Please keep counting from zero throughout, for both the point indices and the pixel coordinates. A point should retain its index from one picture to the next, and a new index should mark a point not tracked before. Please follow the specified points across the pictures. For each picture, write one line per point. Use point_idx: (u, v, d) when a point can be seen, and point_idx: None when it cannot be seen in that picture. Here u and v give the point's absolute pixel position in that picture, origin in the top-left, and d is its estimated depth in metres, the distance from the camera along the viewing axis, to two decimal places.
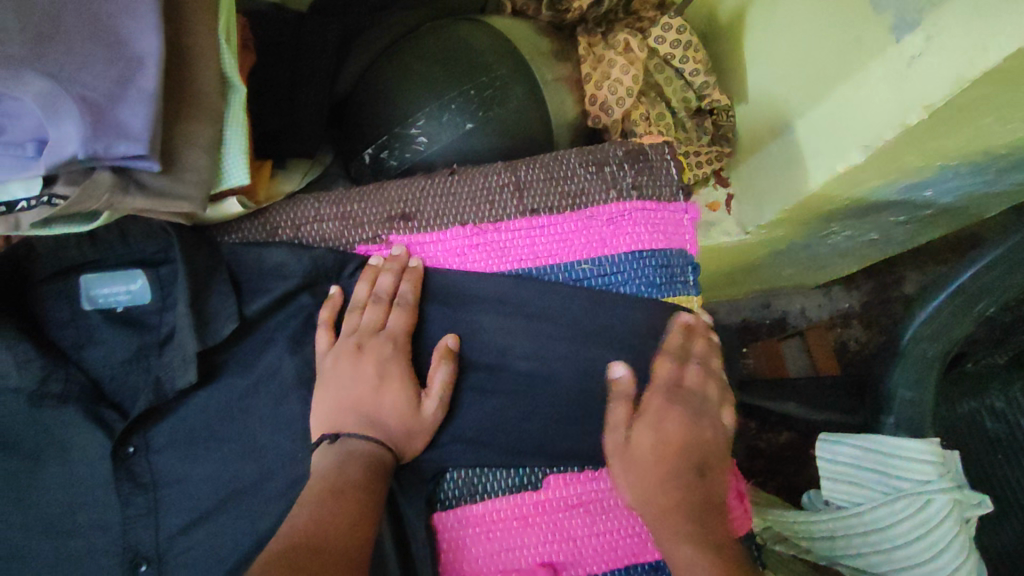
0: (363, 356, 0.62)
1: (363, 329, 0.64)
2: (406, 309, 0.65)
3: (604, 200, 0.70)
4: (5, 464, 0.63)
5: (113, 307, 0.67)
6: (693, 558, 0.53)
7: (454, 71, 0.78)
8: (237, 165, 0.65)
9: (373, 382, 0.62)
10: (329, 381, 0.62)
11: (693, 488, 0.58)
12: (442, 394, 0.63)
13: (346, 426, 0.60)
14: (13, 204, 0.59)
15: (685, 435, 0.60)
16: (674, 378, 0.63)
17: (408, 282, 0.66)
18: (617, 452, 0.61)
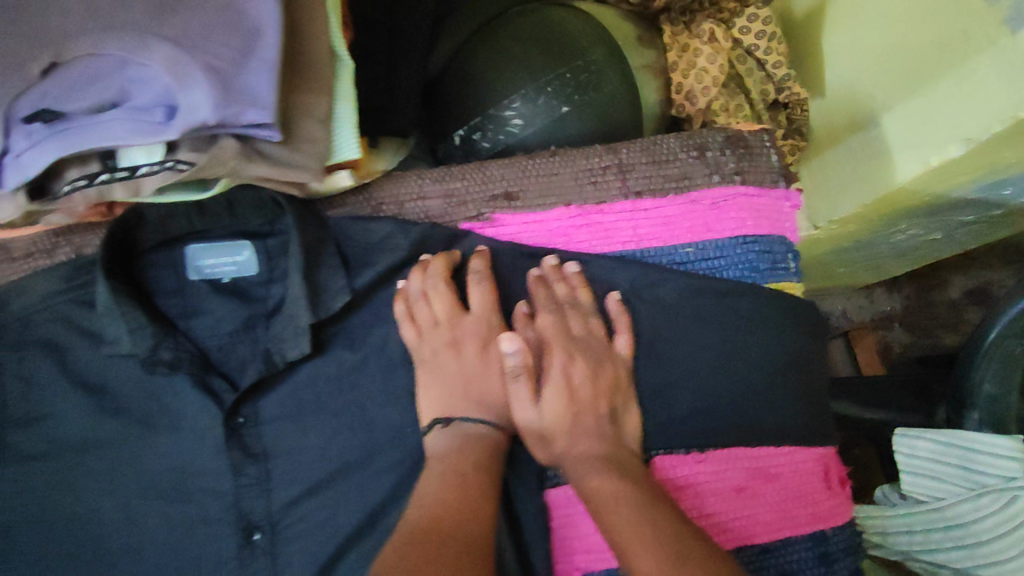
0: (464, 344, 0.64)
1: (446, 317, 0.64)
2: (483, 284, 0.65)
3: (708, 183, 0.70)
4: (120, 431, 0.65)
5: (218, 278, 0.68)
6: (596, 482, 0.56)
7: (550, 54, 0.78)
8: (349, 139, 0.64)
9: (479, 365, 0.64)
10: (430, 369, 0.64)
11: (599, 430, 0.62)
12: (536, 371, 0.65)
13: (458, 409, 0.62)
14: (135, 168, 0.59)
15: (586, 388, 0.63)
16: (561, 330, 0.64)
17: (478, 261, 0.65)
18: (527, 421, 0.62)
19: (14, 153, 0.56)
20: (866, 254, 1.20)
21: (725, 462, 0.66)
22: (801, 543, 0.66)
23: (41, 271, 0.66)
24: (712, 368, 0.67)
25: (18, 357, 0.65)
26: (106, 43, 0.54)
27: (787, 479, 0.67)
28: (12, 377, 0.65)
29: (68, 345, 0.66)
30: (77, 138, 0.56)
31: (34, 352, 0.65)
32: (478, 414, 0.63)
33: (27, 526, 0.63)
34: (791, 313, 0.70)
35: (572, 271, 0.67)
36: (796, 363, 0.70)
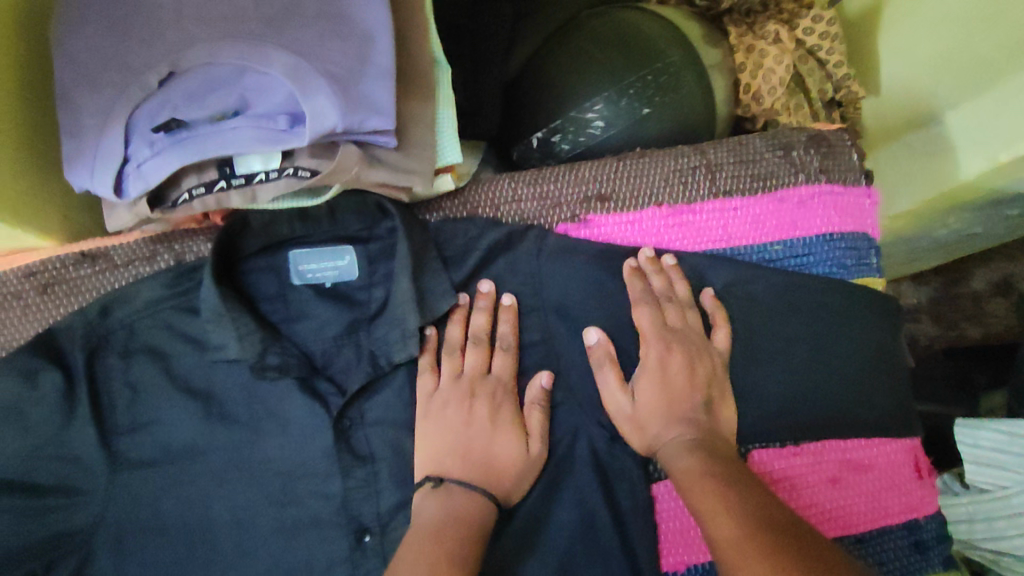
0: (472, 404, 0.62)
1: (470, 374, 0.64)
2: (506, 351, 0.66)
3: (794, 182, 0.71)
4: (228, 436, 0.65)
5: (320, 282, 0.69)
6: (691, 464, 0.56)
7: (630, 57, 0.79)
8: (452, 143, 0.65)
9: (485, 429, 0.62)
10: (434, 427, 0.62)
11: (697, 419, 0.60)
12: (540, 431, 0.63)
13: (455, 468, 0.59)
14: (252, 175, 0.60)
15: (683, 380, 0.62)
16: (657, 323, 0.64)
17: (506, 323, 0.66)
18: (623, 413, 0.62)
19: (135, 162, 0.58)
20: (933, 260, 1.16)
21: (821, 454, 0.67)
22: (897, 532, 0.68)
23: (144, 279, 0.67)
24: (811, 365, 0.67)
25: (125, 363, 0.65)
26: (220, 48, 0.56)
27: (880, 470, 0.69)
28: (121, 384, 0.65)
29: (174, 351, 0.66)
30: (197, 145, 0.57)
31: (140, 359, 0.66)
32: (478, 479, 0.59)
33: (139, 532, 0.63)
34: (879, 308, 0.70)
35: (668, 263, 0.68)
36: (887, 358, 0.70)
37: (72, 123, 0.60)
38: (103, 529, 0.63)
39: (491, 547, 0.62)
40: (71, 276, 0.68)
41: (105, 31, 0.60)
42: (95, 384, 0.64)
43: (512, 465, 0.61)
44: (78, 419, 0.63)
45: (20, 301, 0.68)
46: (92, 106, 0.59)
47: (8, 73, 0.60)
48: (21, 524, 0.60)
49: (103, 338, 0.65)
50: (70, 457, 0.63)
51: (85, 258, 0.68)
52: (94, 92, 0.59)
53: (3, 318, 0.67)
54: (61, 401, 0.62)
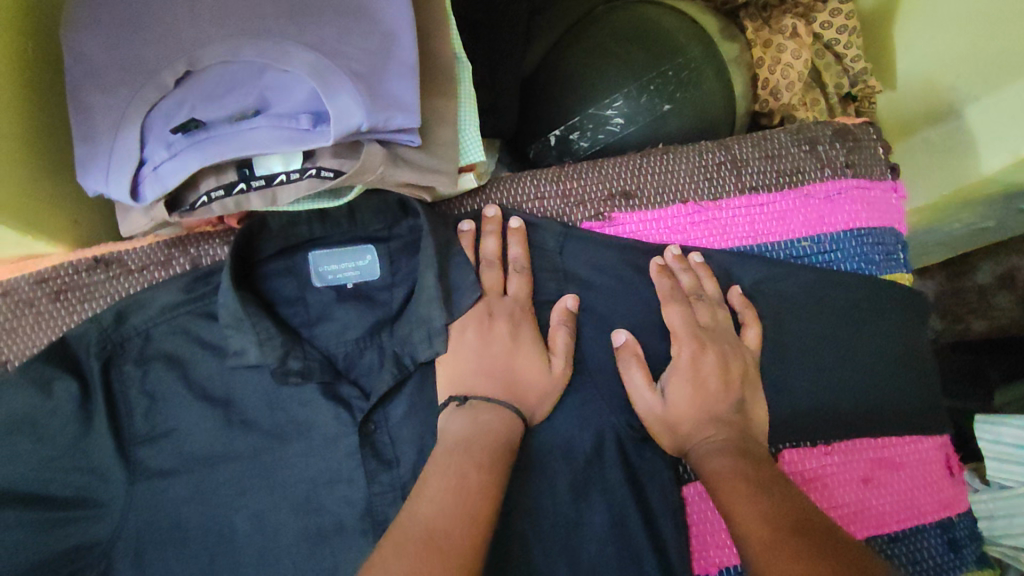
0: (492, 325, 0.61)
1: (489, 296, 0.63)
2: (522, 271, 0.65)
3: (820, 178, 0.71)
4: (248, 443, 0.64)
5: (342, 283, 0.67)
6: (723, 463, 0.55)
7: (650, 52, 0.78)
8: (475, 142, 0.64)
9: (506, 345, 0.61)
10: (456, 351, 0.61)
11: (731, 421, 0.59)
12: (562, 347, 0.62)
13: (481, 388, 0.58)
14: (272, 177, 0.58)
15: (718, 381, 0.61)
16: (689, 322, 0.63)
17: (517, 244, 0.65)
18: (654, 415, 0.61)
19: (152, 164, 0.57)
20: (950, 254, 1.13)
21: (852, 453, 0.67)
22: (929, 531, 0.67)
23: (159, 283, 0.66)
24: (841, 362, 0.66)
25: (141, 371, 0.64)
26: (240, 46, 0.54)
27: (912, 467, 0.68)
28: (138, 392, 0.63)
29: (192, 357, 0.65)
30: (217, 146, 0.55)
31: (157, 365, 0.64)
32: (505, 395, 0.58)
33: (160, 544, 0.62)
34: (908, 303, 0.70)
35: (696, 261, 0.67)
36: (916, 354, 0.69)
37: (84, 125, 0.59)
38: (123, 541, 0.61)
39: (521, 552, 0.60)
40: (84, 282, 0.67)
41: (117, 30, 0.58)
42: (111, 392, 0.63)
43: (537, 384, 0.60)
44: (95, 429, 0.61)
45: (34, 308, 0.67)
46: (105, 107, 0.57)
47: (17, 74, 0.58)
48: (39, 538, 0.59)
49: (118, 345, 0.63)
50: (88, 468, 0.61)
51: (98, 263, 0.67)
52: (107, 93, 0.57)
53: (15, 327, 0.66)
54: (77, 411, 0.61)
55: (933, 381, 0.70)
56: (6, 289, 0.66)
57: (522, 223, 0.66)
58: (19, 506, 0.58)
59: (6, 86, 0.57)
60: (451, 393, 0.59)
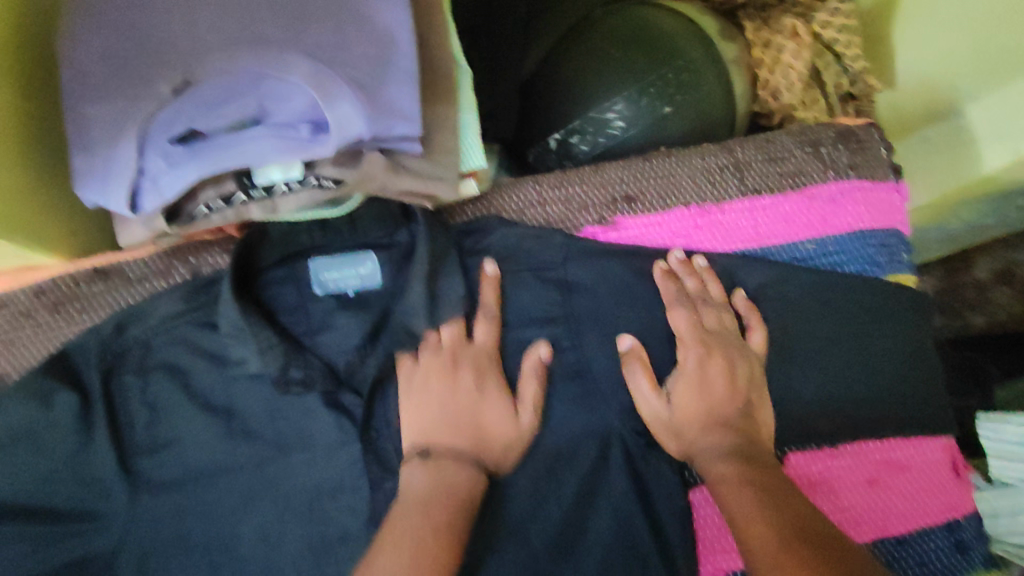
0: (457, 375, 0.62)
1: (455, 346, 0.63)
2: (491, 318, 0.65)
3: (823, 179, 0.71)
4: (251, 452, 0.63)
5: (343, 291, 0.66)
6: (729, 470, 0.54)
7: (651, 54, 0.77)
8: (476, 148, 0.64)
9: (471, 395, 0.61)
10: (423, 396, 0.61)
11: (738, 427, 0.59)
12: (530, 395, 0.62)
13: (443, 440, 0.59)
14: (273, 186, 0.58)
15: (725, 385, 0.60)
16: (694, 326, 0.63)
17: (489, 290, 0.65)
18: (660, 421, 0.60)
19: (151, 175, 0.56)
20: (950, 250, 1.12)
21: (858, 455, 0.66)
22: (936, 533, 0.67)
23: (159, 294, 0.66)
24: (843, 367, 0.67)
25: (141, 382, 0.63)
26: (238, 55, 0.54)
27: (917, 469, 0.68)
28: (138, 403, 0.63)
29: (192, 367, 0.64)
30: (216, 156, 0.55)
31: (158, 376, 0.64)
32: (470, 446, 0.59)
33: (163, 556, 0.61)
34: (910, 305, 0.70)
35: (700, 264, 0.67)
36: (919, 356, 0.69)
37: (81, 135, 0.58)
38: (125, 553, 0.60)
39: (526, 559, 0.60)
40: (83, 293, 0.67)
41: (113, 37, 0.57)
42: (112, 404, 0.62)
43: (501, 433, 0.60)
44: (96, 442, 0.61)
45: (33, 320, 0.66)
46: (102, 117, 0.57)
47: (13, 85, 0.58)
48: (41, 551, 0.58)
49: (118, 356, 0.63)
50: (89, 481, 0.60)
51: (98, 274, 0.66)
52: (104, 103, 0.57)
53: (15, 338, 0.66)
54: (78, 423, 0.60)
55: (936, 382, 0.70)
56: (4, 301, 0.65)
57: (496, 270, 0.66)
58: (21, 519, 0.59)
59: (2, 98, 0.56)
60: (415, 440, 0.60)
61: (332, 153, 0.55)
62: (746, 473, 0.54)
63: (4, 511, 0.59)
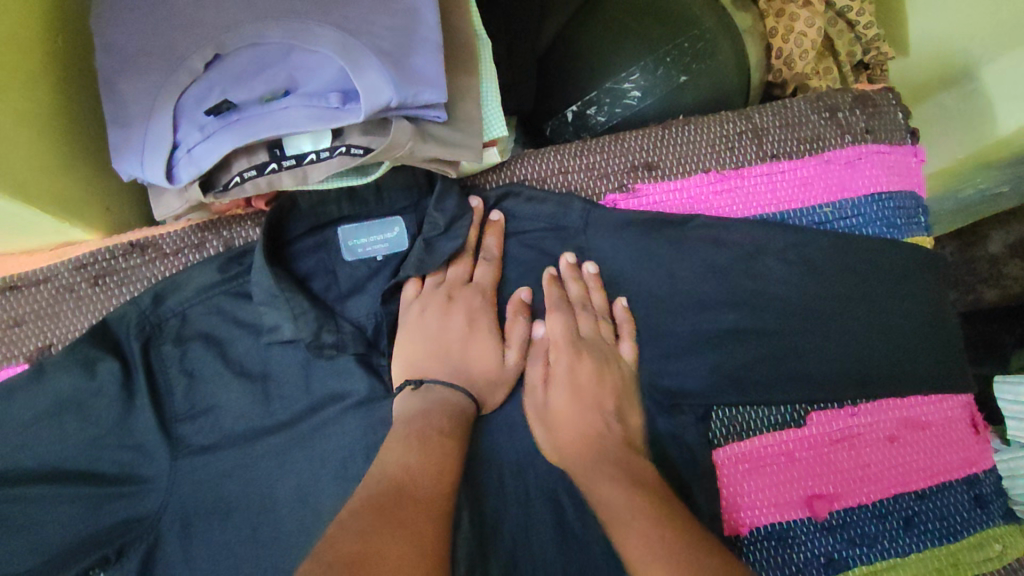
0: (450, 309, 0.65)
1: (451, 281, 0.67)
2: (489, 262, 0.68)
3: (841, 144, 0.72)
4: (286, 415, 0.65)
5: (372, 256, 0.68)
6: (610, 492, 0.53)
7: (665, 25, 0.78)
8: (496, 116, 0.65)
9: (462, 332, 0.64)
10: (417, 325, 0.65)
11: (604, 437, 0.59)
12: (517, 335, 0.65)
13: (432, 372, 0.62)
14: (302, 156, 0.60)
15: (596, 386, 0.63)
16: (569, 331, 0.65)
17: (492, 237, 0.68)
18: (539, 414, 0.62)
19: (185, 147, 0.58)
20: (962, 224, 1.12)
21: (878, 413, 0.68)
22: (957, 487, 0.68)
23: (193, 265, 0.68)
24: (866, 327, 0.67)
25: (180, 350, 0.66)
26: (269, 27, 0.56)
27: (936, 426, 0.69)
28: (176, 371, 0.65)
29: (229, 336, 0.67)
30: (248, 126, 0.57)
31: (195, 345, 0.66)
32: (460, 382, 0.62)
33: (204, 516, 0.63)
34: (928, 264, 0.71)
35: (590, 272, 0.67)
36: (938, 314, 0.70)
37: (118, 112, 0.61)
38: (170, 514, 0.63)
39: (555, 511, 0.62)
40: (121, 267, 0.69)
41: (148, 16, 0.60)
42: (151, 372, 0.64)
43: (486, 374, 0.63)
44: (138, 408, 0.63)
45: (74, 293, 0.68)
46: (137, 93, 0.59)
47: (48, 63, 0.60)
48: (90, 512, 0.61)
49: (156, 327, 0.66)
50: (133, 446, 0.63)
51: (134, 247, 0.69)
52: (139, 79, 0.59)
53: (57, 312, 0.68)
54: (120, 391, 0.63)
55: (956, 341, 0.71)
56: (47, 276, 0.68)
57: (501, 218, 0.69)
58: (71, 482, 0.62)
59: (38, 75, 0.59)
60: (407, 375, 0.63)
61: (361, 121, 0.57)
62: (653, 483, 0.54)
63: (55, 475, 0.62)
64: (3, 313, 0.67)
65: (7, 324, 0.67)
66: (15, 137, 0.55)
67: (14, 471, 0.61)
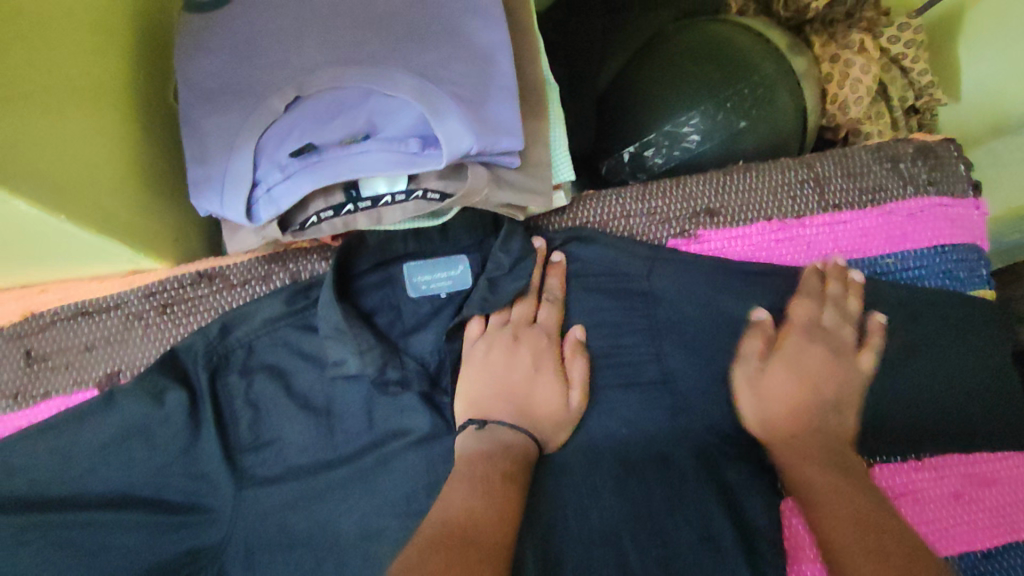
0: (512, 350, 0.66)
1: (516, 321, 0.68)
2: (553, 302, 0.69)
3: (903, 195, 0.72)
4: (347, 448, 0.66)
5: (435, 293, 0.69)
6: (817, 474, 0.57)
7: (726, 70, 0.79)
8: (564, 160, 0.67)
9: (527, 373, 0.65)
10: (481, 365, 0.66)
11: (825, 422, 0.62)
12: (577, 373, 0.66)
13: (496, 411, 0.63)
14: (378, 199, 0.61)
15: (824, 366, 0.65)
16: (812, 318, 0.67)
17: (555, 277, 0.69)
18: (750, 383, 0.65)
19: (265, 187, 0.60)
20: None
21: (941, 469, 0.67)
22: None
23: (261, 297, 0.69)
24: (920, 381, 0.67)
25: (245, 381, 0.67)
26: (350, 75, 0.58)
27: (1004, 483, 0.67)
28: (241, 401, 0.66)
29: (294, 368, 0.68)
30: (329, 170, 0.58)
31: (261, 376, 0.67)
32: (524, 420, 0.62)
33: (265, 548, 0.63)
34: (991, 319, 0.70)
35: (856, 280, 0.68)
36: (1002, 368, 0.69)
37: (197, 150, 0.62)
38: (233, 545, 0.63)
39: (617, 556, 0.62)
40: (189, 296, 0.70)
41: (232, 58, 0.62)
42: (217, 402, 0.66)
43: (548, 413, 0.63)
44: (204, 437, 0.64)
45: (143, 321, 0.70)
46: (219, 132, 0.61)
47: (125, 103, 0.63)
48: (156, 540, 0.62)
49: (223, 357, 0.67)
50: (197, 476, 0.64)
51: (202, 277, 0.70)
52: (222, 120, 0.61)
53: (127, 339, 0.70)
54: (187, 420, 0.64)
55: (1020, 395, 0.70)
56: (117, 303, 0.70)
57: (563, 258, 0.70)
58: (141, 509, 0.63)
59: (111, 115, 0.61)
60: (471, 413, 0.63)
61: (442, 167, 0.58)
62: (879, 539, 0.49)
63: (122, 502, 0.63)
64: (76, 340, 0.69)
65: (80, 350, 0.69)
66: (93, 176, 0.57)
67: (86, 496, 0.63)
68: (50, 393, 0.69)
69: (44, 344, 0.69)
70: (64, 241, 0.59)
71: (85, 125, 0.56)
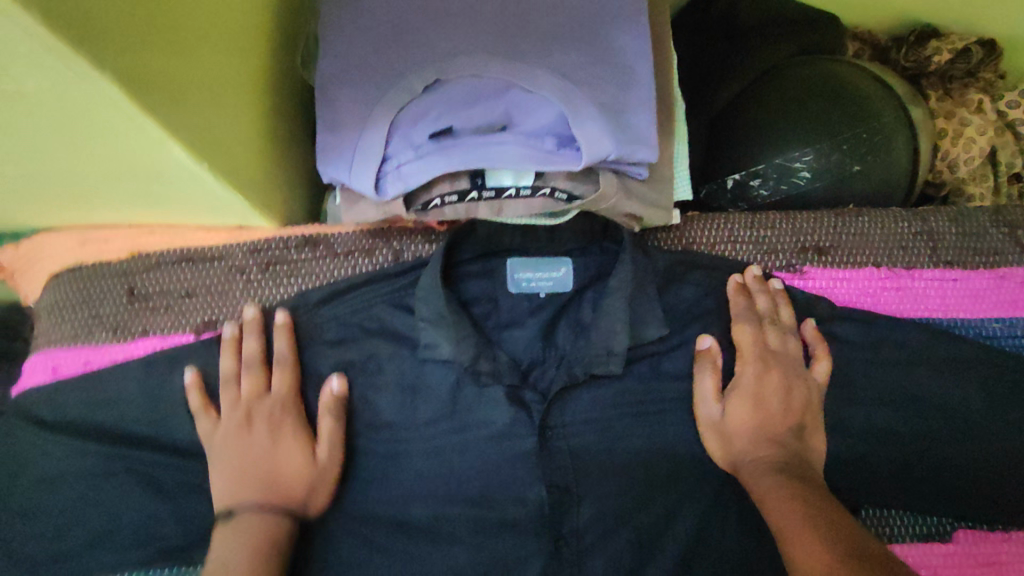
0: (278, 447, 0.61)
1: (246, 398, 0.63)
2: (252, 369, 0.64)
3: (1017, 262, 0.71)
4: (428, 432, 0.66)
5: (535, 291, 0.70)
6: (771, 484, 0.55)
7: (846, 112, 0.78)
8: (684, 180, 0.68)
9: (266, 448, 0.60)
10: (236, 447, 0.60)
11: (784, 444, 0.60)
12: (333, 470, 0.63)
13: (244, 493, 0.58)
14: (502, 190, 0.61)
15: (782, 399, 0.62)
16: (756, 342, 0.65)
17: (280, 339, 0.65)
18: (711, 424, 0.63)
19: (394, 163, 0.60)
20: None
21: None
22: None
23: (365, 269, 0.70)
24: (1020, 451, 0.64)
25: (336, 350, 0.67)
26: (496, 65, 0.58)
27: None
28: (332, 369, 0.67)
29: (387, 344, 0.68)
30: (461, 154, 0.58)
31: (352, 347, 0.68)
32: (258, 498, 0.58)
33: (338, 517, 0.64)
34: None
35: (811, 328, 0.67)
36: None
37: (330, 117, 0.64)
38: None
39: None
40: (292, 258, 0.71)
41: (376, 33, 0.63)
42: (309, 367, 0.66)
43: (294, 501, 0.59)
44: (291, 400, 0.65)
45: (245, 276, 0.71)
46: (355, 103, 0.62)
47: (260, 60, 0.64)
48: None
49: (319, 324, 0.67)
50: None
51: (308, 241, 0.72)
52: (359, 92, 0.62)
53: (226, 290, 0.71)
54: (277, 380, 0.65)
55: None
56: (222, 254, 0.71)
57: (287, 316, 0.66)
58: None
59: (248, 69, 0.61)
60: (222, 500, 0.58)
61: (580, 168, 0.58)
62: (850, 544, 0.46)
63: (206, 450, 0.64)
64: (178, 284, 0.71)
65: (181, 295, 0.71)
66: (228, 126, 0.58)
67: (172, 439, 0.64)
68: (149, 332, 0.70)
69: (148, 283, 0.71)
70: (189, 185, 0.59)
71: (225, 73, 0.57)
